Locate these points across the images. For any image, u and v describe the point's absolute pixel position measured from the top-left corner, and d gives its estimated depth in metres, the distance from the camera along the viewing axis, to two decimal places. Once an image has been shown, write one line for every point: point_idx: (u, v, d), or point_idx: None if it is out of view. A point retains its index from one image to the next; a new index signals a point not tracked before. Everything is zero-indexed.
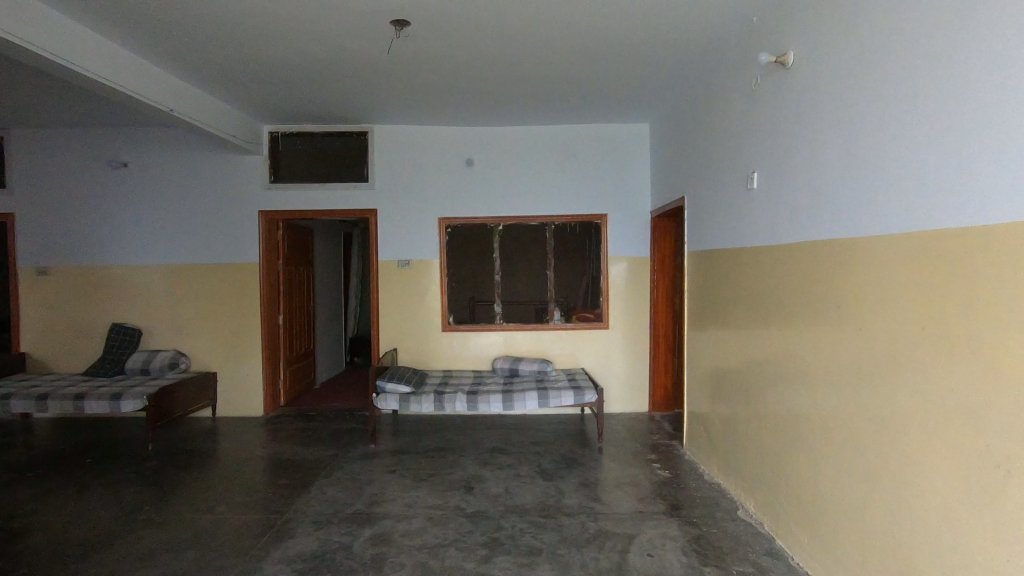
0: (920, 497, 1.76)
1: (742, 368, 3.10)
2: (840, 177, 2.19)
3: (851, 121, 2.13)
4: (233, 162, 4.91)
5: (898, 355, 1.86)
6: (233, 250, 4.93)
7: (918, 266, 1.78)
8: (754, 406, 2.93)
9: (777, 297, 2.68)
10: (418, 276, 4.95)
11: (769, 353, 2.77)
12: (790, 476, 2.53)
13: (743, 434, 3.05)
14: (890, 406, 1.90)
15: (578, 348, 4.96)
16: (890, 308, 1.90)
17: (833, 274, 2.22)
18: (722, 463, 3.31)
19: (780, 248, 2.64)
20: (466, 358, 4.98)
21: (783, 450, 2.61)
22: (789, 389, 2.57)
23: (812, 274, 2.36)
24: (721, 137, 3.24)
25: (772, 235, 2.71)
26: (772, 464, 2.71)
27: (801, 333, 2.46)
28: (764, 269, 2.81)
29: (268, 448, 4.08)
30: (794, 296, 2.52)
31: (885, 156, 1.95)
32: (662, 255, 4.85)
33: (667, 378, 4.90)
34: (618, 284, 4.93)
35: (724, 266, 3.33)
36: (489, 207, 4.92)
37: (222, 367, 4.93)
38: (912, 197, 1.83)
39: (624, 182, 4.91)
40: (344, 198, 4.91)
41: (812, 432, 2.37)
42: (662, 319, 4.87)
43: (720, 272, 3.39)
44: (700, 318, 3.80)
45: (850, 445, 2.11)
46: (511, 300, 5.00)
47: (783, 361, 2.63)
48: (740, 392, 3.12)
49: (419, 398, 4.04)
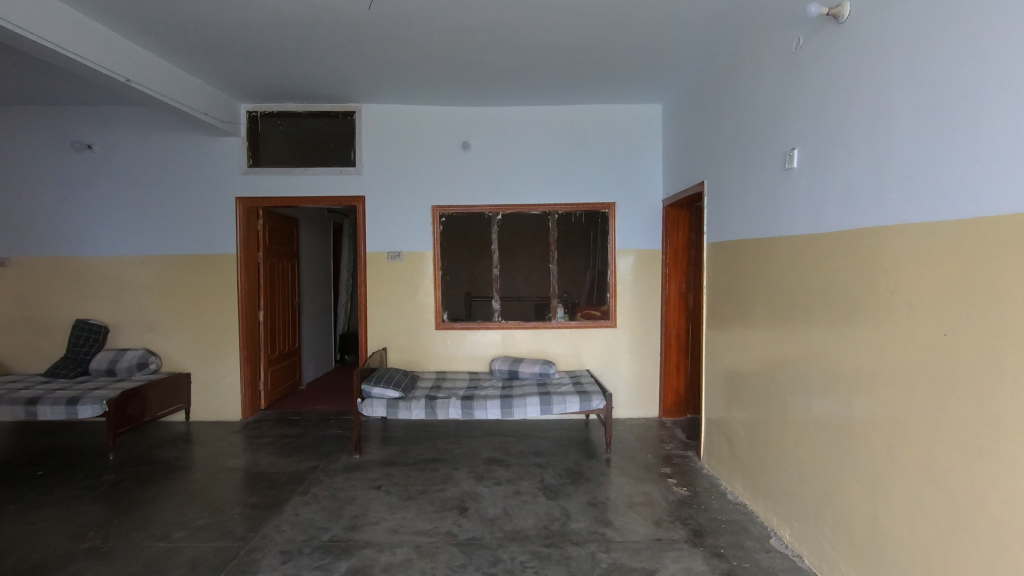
0: (1012, 528, 1.45)
1: (771, 374, 2.74)
2: (901, 151, 1.85)
3: (921, 81, 1.76)
4: (208, 145, 4.50)
5: (972, 356, 1.57)
6: (209, 241, 4.53)
7: (1006, 250, 1.47)
8: (787, 418, 2.56)
9: (819, 293, 2.30)
10: (409, 269, 4.56)
11: (807, 358, 2.40)
12: (830, 498, 2.21)
13: (772, 449, 2.70)
14: (962, 417, 1.60)
15: (582, 348, 4.58)
16: (961, 300, 1.61)
17: (901, 267, 1.84)
18: (747, 480, 2.95)
19: (816, 238, 2.31)
20: (461, 359, 4.60)
21: (819, 467, 2.29)
22: (822, 396, 2.28)
23: (855, 266, 2.07)
24: (752, 112, 2.85)
25: (814, 221, 2.34)
26: (805, 481, 2.39)
27: (852, 336, 2.09)
28: (796, 261, 2.47)
29: (242, 459, 3.70)
30: (843, 293, 2.14)
31: (965, 123, 1.60)
32: (675, 248, 4.48)
33: (680, 381, 4.53)
34: (627, 279, 4.55)
35: (750, 259, 2.94)
36: (488, 194, 4.53)
37: (197, 367, 4.55)
38: (997, 168, 1.50)
39: (634, 167, 4.52)
40: (330, 185, 4.51)
41: (868, 454, 1.99)
42: (674, 317, 4.50)
43: (744, 266, 3.03)
44: (720, 317, 3.42)
45: (911, 463, 1.79)
46: (511, 296, 4.61)
47: (827, 368, 2.25)
48: (769, 401, 2.76)
49: (409, 404, 3.65)
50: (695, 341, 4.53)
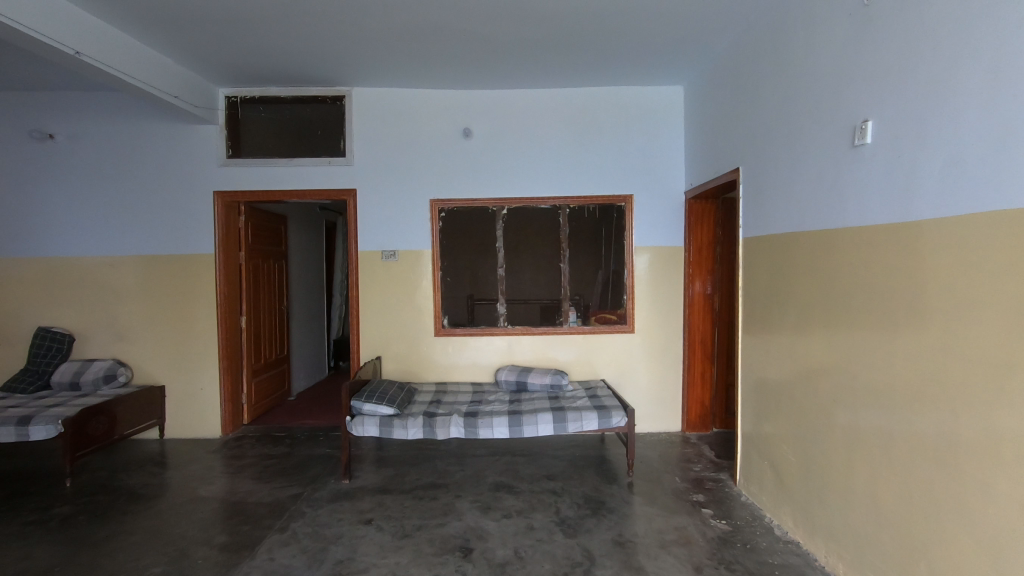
0: None
1: (822, 389, 2.37)
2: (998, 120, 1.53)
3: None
4: (183, 134, 4.08)
5: None
6: (185, 240, 4.11)
7: None
8: (858, 445, 2.12)
9: (906, 292, 1.86)
10: (406, 270, 4.14)
11: (876, 373, 2.02)
12: (900, 529, 1.91)
13: (822, 474, 2.36)
14: None
15: (597, 355, 4.16)
16: None
17: (969, 257, 1.62)
18: (794, 511, 2.57)
19: (873, 232, 2.01)
20: (463, 369, 4.18)
21: (881, 493, 2.00)
22: (878, 410, 2.02)
23: (915, 261, 1.82)
24: (804, 82, 2.42)
25: (882, 209, 1.97)
26: (864, 509, 2.09)
27: (963, 348, 1.65)
28: (846, 259, 2.17)
29: (217, 485, 3.27)
30: (948, 293, 1.70)
31: None
32: (699, 245, 4.06)
33: (705, 392, 4.10)
34: (645, 280, 4.13)
35: (800, 256, 2.50)
36: (492, 187, 4.11)
37: (173, 379, 4.12)
38: None
39: (652, 156, 4.10)
40: (319, 177, 4.09)
41: (961, 488, 1.66)
42: (699, 321, 4.08)
43: (784, 264, 2.66)
44: (759, 322, 2.99)
45: (999, 482, 1.53)
46: (518, 299, 4.18)
47: (901, 386, 1.90)
48: (817, 420, 2.40)
49: (405, 423, 3.22)
50: (721, 348, 4.10)
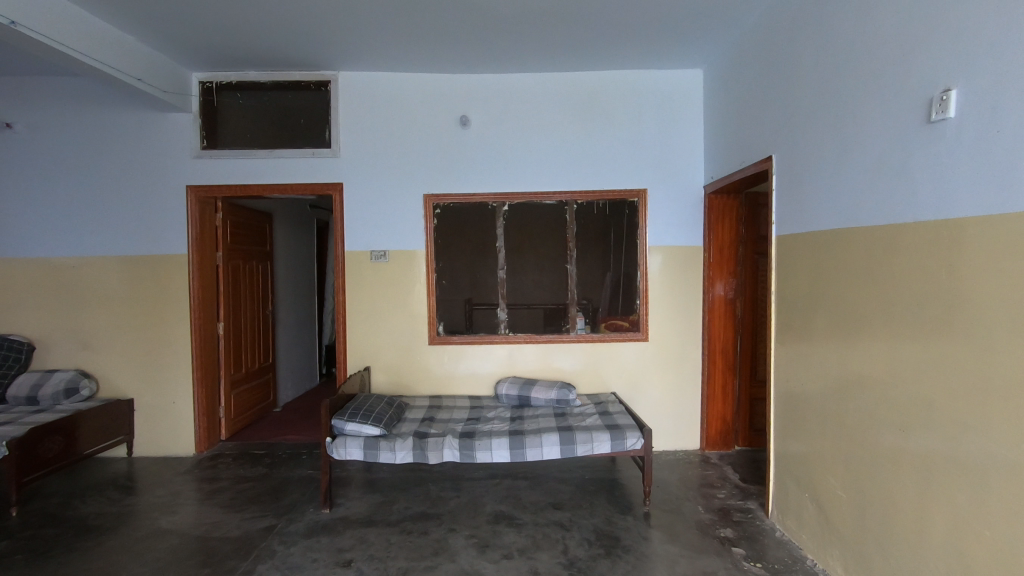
0: None
1: (870, 409, 2.05)
2: None
3: None
4: (154, 123, 3.71)
5: None
6: (155, 239, 3.74)
7: None
8: (920, 477, 1.80)
9: (957, 295, 1.64)
10: (397, 272, 3.77)
11: (925, 387, 1.78)
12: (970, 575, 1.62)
13: (870, 507, 2.04)
14: None
15: (607, 366, 3.78)
16: None
17: None
18: (838, 550, 2.23)
19: (932, 227, 1.73)
20: (460, 381, 3.81)
21: (942, 530, 1.71)
22: (932, 431, 1.75)
23: (973, 259, 1.58)
24: (860, 50, 2.04)
25: (958, 200, 1.63)
26: (923, 548, 1.79)
27: None
28: (897, 259, 1.87)
29: (181, 513, 2.90)
30: (1007, 295, 1.48)
31: None
32: (720, 244, 3.68)
33: (726, 406, 3.72)
34: (660, 282, 3.75)
35: (844, 255, 2.17)
36: (492, 181, 3.75)
37: (142, 392, 3.76)
38: None
39: (668, 147, 3.73)
40: (302, 170, 3.73)
41: None
42: (720, 327, 3.70)
43: (823, 266, 2.32)
44: (795, 332, 2.60)
45: None
46: (521, 304, 3.81)
47: (958, 402, 1.65)
48: (864, 445, 2.08)
49: (392, 445, 2.84)
50: (745, 358, 3.72)
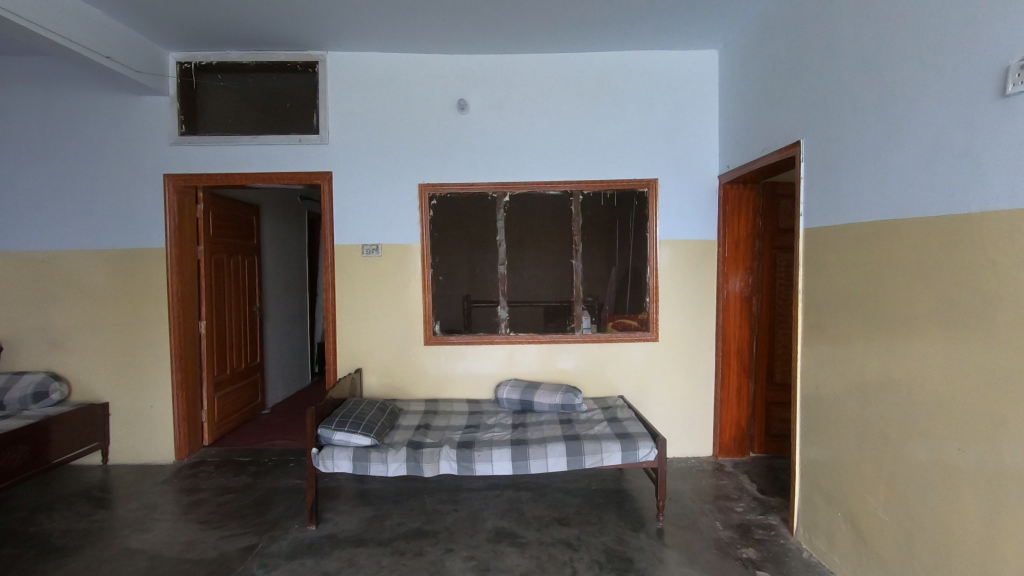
0: None
1: (916, 421, 1.84)
2: None
3: None
4: (129, 107, 3.45)
5: None
6: (131, 232, 3.48)
7: None
8: (982, 499, 1.59)
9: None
10: (391, 268, 3.53)
11: (986, 398, 1.57)
12: None
13: (919, 531, 1.82)
14: None
15: (615, 368, 3.55)
16: None
17: None
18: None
19: (1000, 217, 1.51)
20: (458, 383, 3.58)
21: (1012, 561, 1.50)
22: (996, 448, 1.54)
23: None
24: (915, 17, 1.80)
25: None
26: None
27: None
28: (953, 254, 1.66)
29: (154, 530, 2.67)
30: None
31: None
32: (736, 238, 3.45)
33: (741, 410, 3.50)
34: (672, 279, 3.52)
35: (884, 250, 1.96)
36: (492, 170, 3.50)
37: (119, 396, 3.52)
38: None
39: (681, 134, 3.49)
40: (288, 158, 3.47)
41: None
42: (735, 326, 3.47)
43: (858, 262, 2.11)
44: (823, 334, 2.36)
45: None
46: (523, 301, 3.57)
47: None
48: (910, 461, 1.86)
49: (384, 457, 2.61)
50: (761, 359, 3.50)
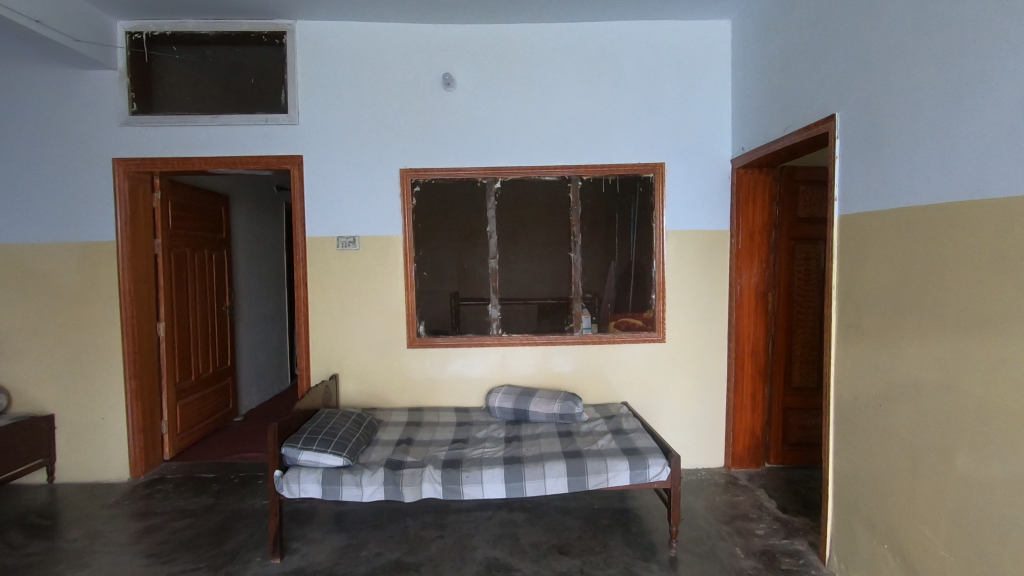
0: None
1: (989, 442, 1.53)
2: None
3: None
4: (73, 83, 3.06)
5: None
6: (77, 224, 3.10)
7: None
8: None
9: None
10: (370, 263, 3.18)
11: None
12: None
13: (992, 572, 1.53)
14: None
15: (617, 372, 3.23)
16: None
17: None
18: None
19: None
20: (444, 390, 3.24)
21: None
22: None
23: None
24: None
25: None
26: None
27: None
28: None
29: (94, 566, 2.32)
30: None
31: None
32: (750, 228, 3.13)
33: (756, 417, 3.19)
34: (680, 274, 3.20)
35: (948, 238, 1.65)
36: (481, 153, 3.16)
37: (66, 407, 3.15)
38: None
39: (689, 114, 3.16)
40: (253, 140, 3.11)
41: None
42: (749, 325, 3.16)
43: (912, 253, 1.80)
44: (863, 337, 2.05)
45: None
46: (516, 299, 3.24)
47: None
48: (981, 490, 1.56)
49: (358, 479, 2.27)
50: (778, 362, 3.18)
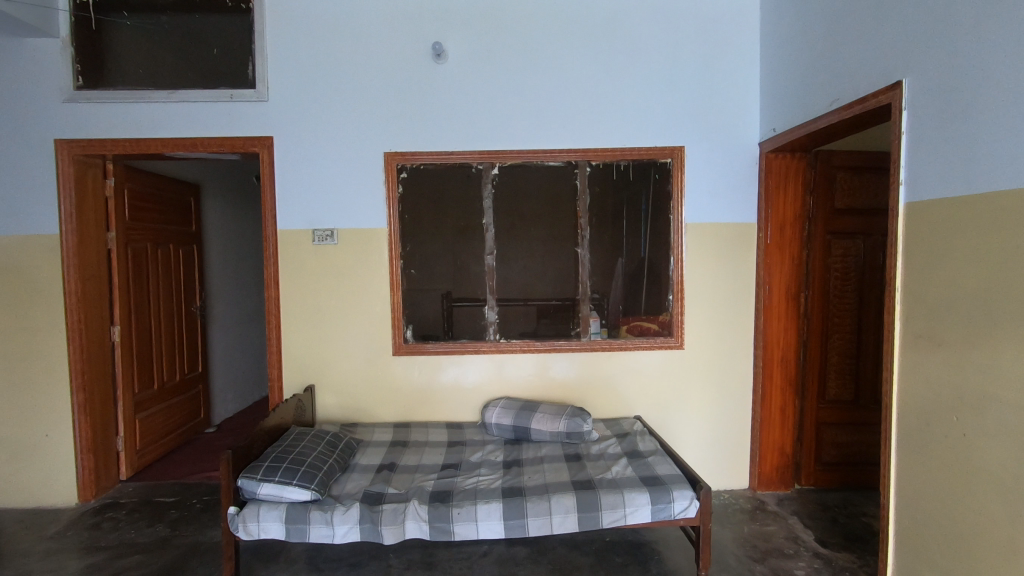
0: None
1: None
2: None
3: None
4: (8, 52, 2.67)
5: None
6: (15, 215, 2.72)
7: None
8: None
9: None
10: (350, 259, 2.81)
11: None
12: None
13: None
14: None
15: (630, 382, 2.87)
16: None
17: None
18: None
19: None
20: (435, 403, 2.88)
21: None
22: None
23: None
24: None
25: None
26: None
27: None
28: None
29: None
30: None
31: None
32: (781, 220, 2.77)
33: (785, 433, 2.84)
34: (700, 271, 2.84)
35: None
36: (477, 135, 2.78)
37: (4, 422, 2.77)
38: None
39: (712, 91, 2.80)
40: (216, 120, 2.73)
41: None
42: (779, 329, 2.81)
43: (1015, 248, 1.44)
44: (939, 350, 1.68)
45: None
46: (515, 300, 2.87)
47: None
48: None
49: (329, 517, 1.91)
50: (810, 371, 2.83)
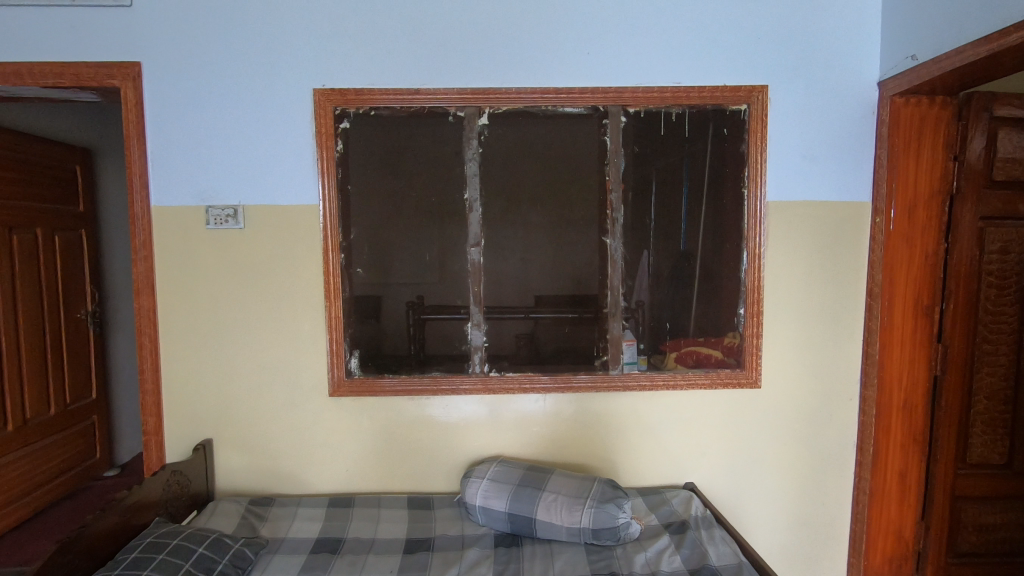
0: None
1: None
2: None
3: None
4: None
5: None
6: None
7: None
8: None
9: None
10: (264, 251, 1.87)
11: None
12: None
13: None
14: None
15: (680, 435, 1.96)
16: None
17: None
18: None
19: None
20: (392, 465, 1.96)
21: None
22: None
23: None
24: None
25: None
26: None
27: None
28: None
29: None
30: None
31: None
32: (912, 197, 1.85)
33: (908, 512, 1.94)
34: (785, 273, 1.92)
35: None
36: (456, 64, 1.84)
37: None
38: None
39: (810, 2, 1.86)
40: (52, 36, 1.76)
41: None
42: (902, 360, 1.89)
43: None
44: None
45: None
46: (513, 313, 1.94)
47: None
48: None
49: None
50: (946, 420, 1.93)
